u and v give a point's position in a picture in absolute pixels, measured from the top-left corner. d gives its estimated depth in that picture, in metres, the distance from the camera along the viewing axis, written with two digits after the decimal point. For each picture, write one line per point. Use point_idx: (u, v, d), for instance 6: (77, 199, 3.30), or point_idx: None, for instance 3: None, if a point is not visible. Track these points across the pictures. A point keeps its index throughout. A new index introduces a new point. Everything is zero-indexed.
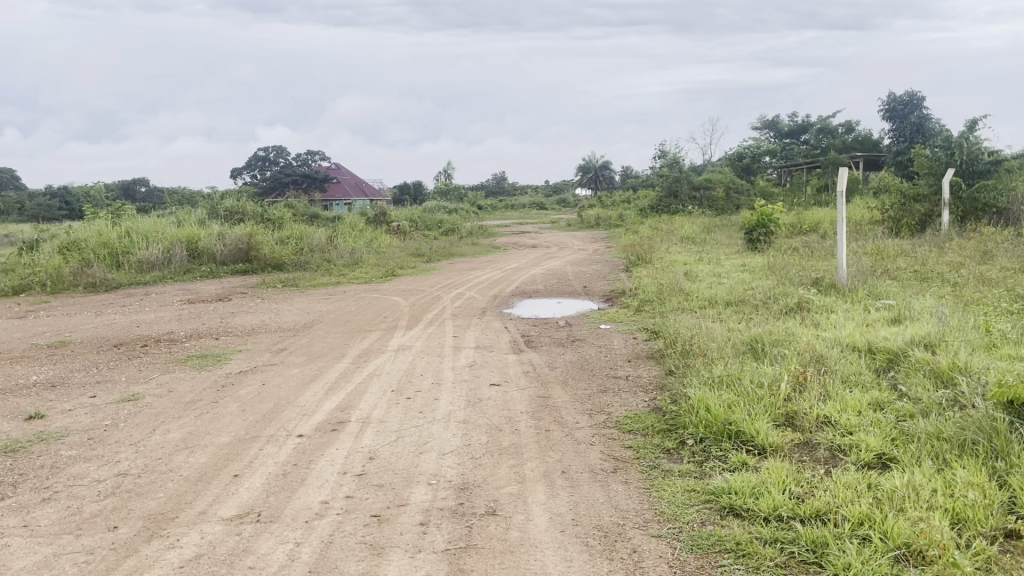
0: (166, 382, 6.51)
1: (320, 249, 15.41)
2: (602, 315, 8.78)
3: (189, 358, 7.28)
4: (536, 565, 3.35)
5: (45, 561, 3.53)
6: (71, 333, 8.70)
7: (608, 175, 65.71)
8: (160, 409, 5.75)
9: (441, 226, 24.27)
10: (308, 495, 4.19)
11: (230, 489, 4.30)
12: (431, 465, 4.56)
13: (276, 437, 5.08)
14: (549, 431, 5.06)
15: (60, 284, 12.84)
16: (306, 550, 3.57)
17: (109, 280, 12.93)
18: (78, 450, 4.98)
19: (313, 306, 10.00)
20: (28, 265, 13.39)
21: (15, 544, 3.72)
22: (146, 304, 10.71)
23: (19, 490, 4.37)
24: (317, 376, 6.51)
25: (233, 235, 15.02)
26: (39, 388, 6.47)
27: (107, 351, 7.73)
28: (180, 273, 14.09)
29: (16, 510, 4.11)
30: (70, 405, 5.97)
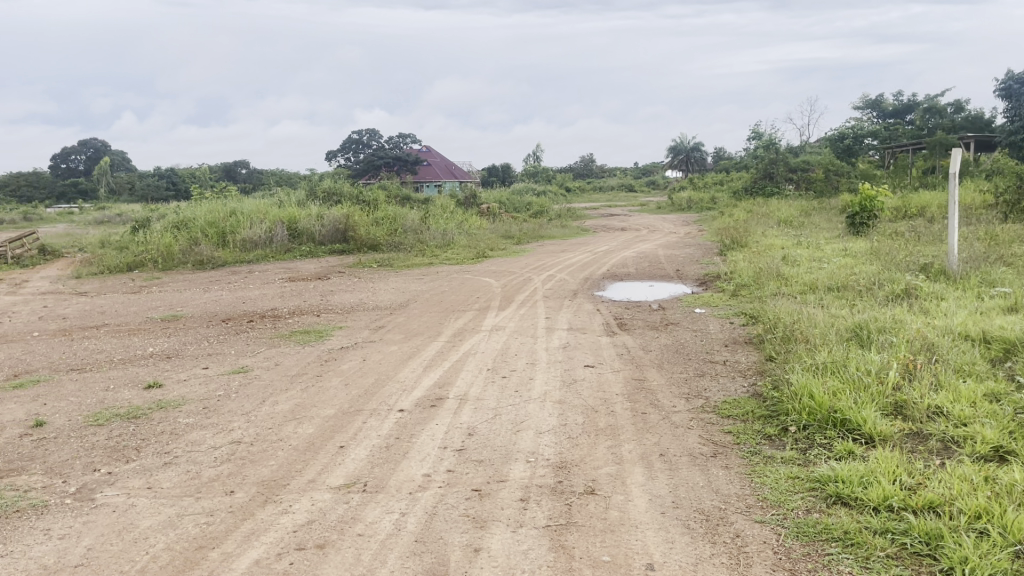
0: (272, 356, 6.77)
1: (413, 230, 15.71)
2: (697, 299, 8.65)
3: (293, 334, 7.56)
4: (638, 545, 3.37)
5: (170, 521, 3.75)
6: (183, 307, 9.15)
7: (700, 157, 63.84)
8: (268, 381, 6.02)
9: (529, 208, 24.25)
10: (411, 467, 4.32)
11: (336, 459, 4.47)
12: (528, 443, 4.62)
13: (379, 411, 5.24)
14: (646, 414, 5.05)
15: (170, 262, 13.48)
16: (411, 520, 3.69)
17: (215, 258, 13.52)
18: (195, 418, 5.25)
19: (409, 286, 10.19)
20: (142, 243, 14.12)
21: (141, 504, 3.96)
22: (251, 281, 11.14)
23: (143, 454, 4.66)
24: (416, 353, 6.66)
25: (331, 216, 15.43)
26: (156, 359, 6.84)
27: (217, 325, 8.10)
28: (282, 252, 14.61)
29: (140, 473, 4.38)
30: (184, 375, 6.29)
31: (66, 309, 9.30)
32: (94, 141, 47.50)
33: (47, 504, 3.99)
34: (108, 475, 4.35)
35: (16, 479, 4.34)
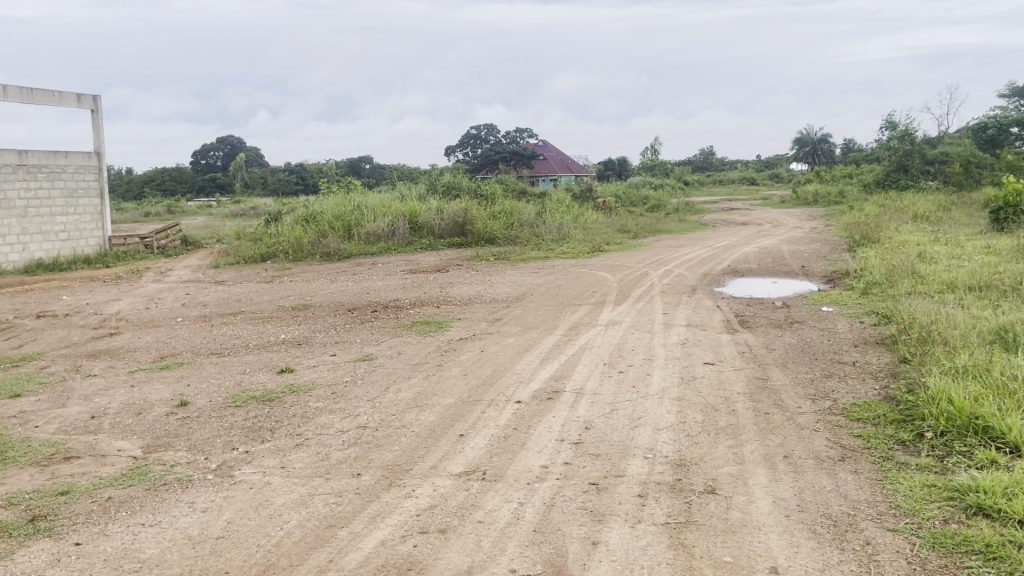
0: (395, 346, 6.99)
1: (530, 223, 15.82)
2: (823, 296, 8.33)
3: (415, 324, 7.77)
4: (761, 547, 3.29)
5: (302, 499, 3.96)
6: (311, 297, 9.57)
7: (827, 149, 61.24)
8: (391, 369, 6.23)
9: (646, 202, 23.94)
10: (529, 458, 4.37)
11: (456, 447, 4.58)
12: (645, 439, 4.59)
13: (497, 401, 5.33)
14: (770, 414, 4.91)
15: (300, 253, 14.11)
16: (530, 510, 3.73)
17: (341, 251, 14.05)
18: (324, 403, 5.49)
19: (525, 279, 10.28)
20: (274, 235, 14.84)
21: (276, 482, 4.18)
22: (374, 273, 11.52)
23: (277, 435, 4.92)
24: (532, 346, 6.72)
25: (451, 210, 15.73)
26: (288, 345, 7.20)
27: (343, 314, 8.43)
28: (403, 245, 15.02)
29: (275, 452, 4.63)
30: (314, 362, 6.59)
31: (206, 297, 9.91)
32: (231, 138, 50.23)
33: (191, 479, 4.28)
34: (245, 454, 4.62)
35: (164, 454, 4.68)
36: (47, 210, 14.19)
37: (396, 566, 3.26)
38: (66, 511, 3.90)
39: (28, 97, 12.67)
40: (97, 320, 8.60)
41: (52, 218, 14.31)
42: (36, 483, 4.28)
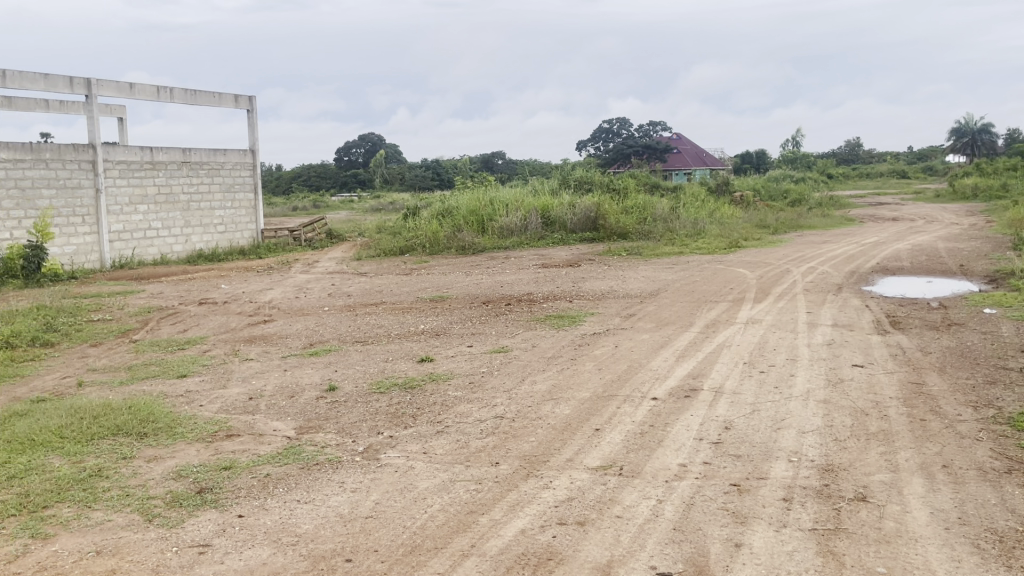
0: (530, 339, 7.07)
1: (664, 218, 15.57)
2: (985, 298, 7.77)
3: (549, 318, 7.83)
4: (918, 560, 3.12)
5: (444, 484, 4.08)
6: (448, 289, 9.81)
7: (987, 140, 56.91)
8: (526, 362, 6.30)
9: (786, 196, 23.06)
10: (667, 456, 4.32)
11: (593, 441, 4.59)
12: (790, 441, 4.43)
13: (633, 397, 5.29)
14: (925, 421, 4.63)
15: (436, 246, 14.49)
16: (669, 508, 3.69)
17: (476, 244, 14.32)
18: (462, 392, 5.63)
19: (659, 275, 10.14)
20: (411, 229, 15.31)
21: (419, 467, 4.33)
22: (507, 267, 11.68)
23: (418, 421, 5.08)
24: (668, 342, 6.63)
25: (583, 205, 15.72)
26: (427, 336, 7.42)
27: (479, 306, 8.60)
28: (536, 239, 15.13)
29: (417, 438, 4.79)
30: (452, 352, 6.76)
31: (350, 288, 10.37)
32: (371, 135, 52.15)
33: (340, 460, 4.49)
34: (389, 439, 4.80)
35: (315, 435, 4.94)
36: (207, 204, 15.22)
37: (536, 555, 3.30)
38: (229, 485, 4.18)
39: (191, 99, 13.62)
40: (252, 308, 9.17)
41: (212, 211, 15.33)
42: (203, 458, 4.62)
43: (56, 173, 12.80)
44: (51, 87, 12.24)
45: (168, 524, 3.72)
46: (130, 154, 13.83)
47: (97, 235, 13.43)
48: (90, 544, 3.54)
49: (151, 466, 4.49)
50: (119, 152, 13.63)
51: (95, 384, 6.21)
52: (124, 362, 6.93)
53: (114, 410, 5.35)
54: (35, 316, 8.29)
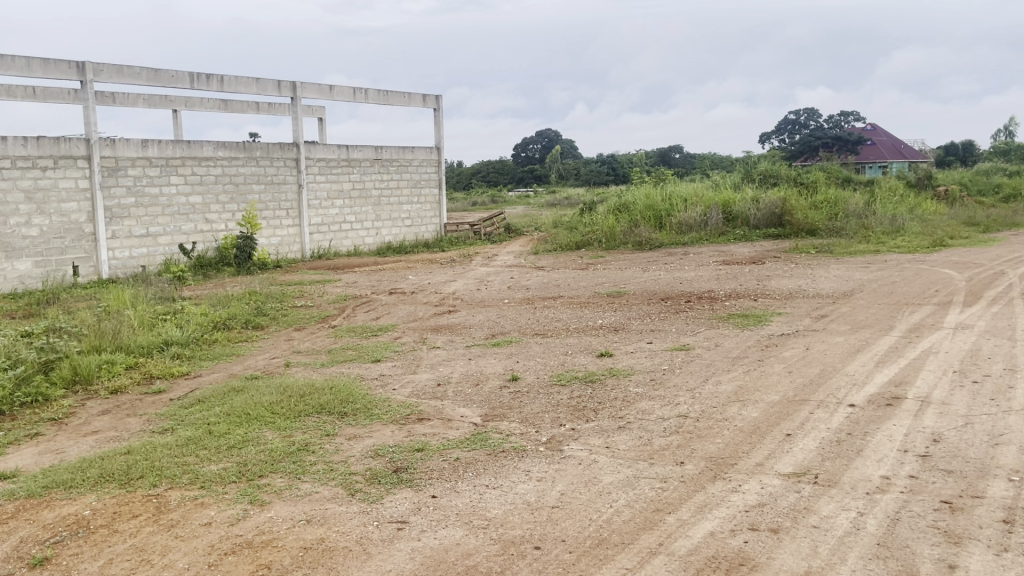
0: (713, 337, 6.89)
1: (856, 213, 14.64)
2: None
3: (733, 317, 7.59)
4: None
5: (629, 480, 4.06)
6: (626, 285, 9.75)
7: None
8: (710, 361, 6.15)
9: (1000, 191, 20.97)
10: (867, 467, 4.06)
11: (784, 446, 4.40)
12: (1010, 459, 4.04)
13: (827, 403, 5.02)
14: None
15: (613, 241, 14.44)
16: (871, 522, 3.48)
17: (653, 240, 14.13)
18: (644, 389, 5.58)
19: (853, 274, 9.56)
20: (589, 224, 15.35)
21: (603, 461, 4.33)
22: (687, 263, 11.43)
23: (600, 416, 5.09)
24: (865, 346, 6.24)
25: (768, 200, 15.09)
26: (606, 331, 7.41)
27: (658, 303, 8.49)
28: (717, 235, 14.70)
29: (599, 432, 4.80)
30: (632, 348, 6.72)
31: (529, 281, 10.55)
32: (548, 131, 52.80)
33: (525, 449, 4.59)
34: (572, 431, 4.85)
35: (500, 423, 5.07)
36: (395, 199, 16.03)
37: (727, 559, 3.21)
38: (423, 466, 4.38)
39: (384, 99, 14.37)
40: (437, 298, 9.55)
41: (400, 206, 16.13)
42: (397, 439, 4.87)
43: (265, 171, 13.93)
44: (261, 90, 13.32)
45: (369, 499, 3.95)
46: (329, 152, 14.79)
47: (298, 228, 14.51)
48: (301, 513, 3.82)
49: (351, 444, 4.79)
50: (319, 150, 14.62)
51: (300, 365, 6.72)
52: (324, 345, 7.44)
53: (318, 390, 5.76)
54: (248, 301, 9.08)
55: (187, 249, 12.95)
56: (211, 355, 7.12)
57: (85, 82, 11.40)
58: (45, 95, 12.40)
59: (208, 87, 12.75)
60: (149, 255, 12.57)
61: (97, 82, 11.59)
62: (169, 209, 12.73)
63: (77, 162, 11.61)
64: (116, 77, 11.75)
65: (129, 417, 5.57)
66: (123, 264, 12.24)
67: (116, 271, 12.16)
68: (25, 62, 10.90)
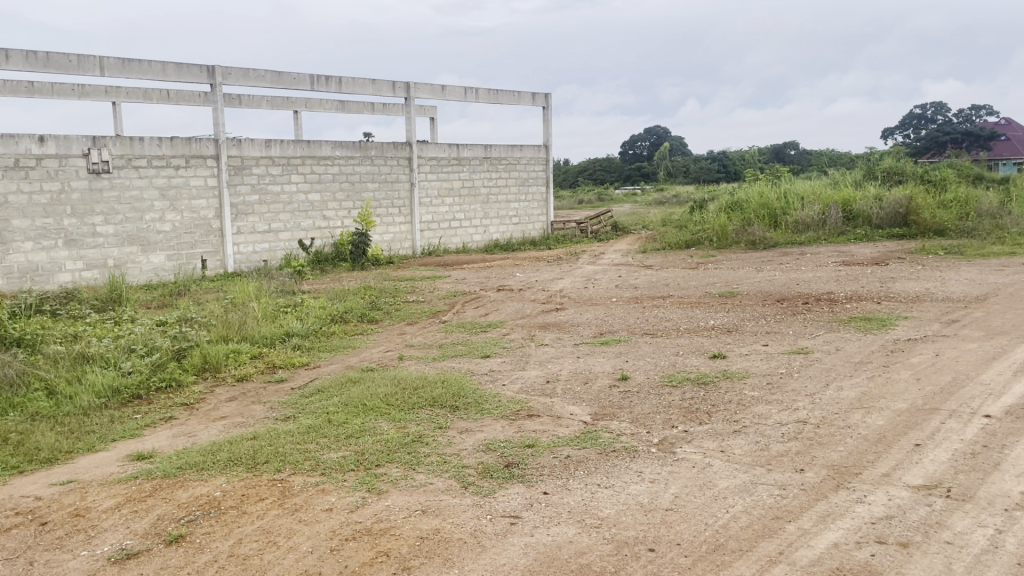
0: (833, 341, 6.63)
1: (990, 212, 13.75)
2: None
3: (855, 320, 7.27)
4: None
5: (745, 486, 3.95)
6: (739, 285, 9.50)
7: None
8: (830, 365, 5.91)
9: None
10: (1005, 482, 3.81)
11: (912, 457, 4.18)
12: None
13: (960, 413, 4.74)
14: None
15: (724, 240, 14.10)
16: (1011, 541, 3.26)
17: (767, 239, 13.71)
18: (760, 392, 5.42)
19: (987, 278, 8.99)
20: (699, 222, 15.05)
21: (718, 465, 4.24)
22: (804, 264, 11.03)
23: (714, 419, 4.98)
24: (1002, 354, 5.86)
25: (891, 198, 14.38)
26: (719, 332, 7.24)
27: (773, 304, 8.24)
28: (835, 234, 14.12)
29: (713, 435, 4.69)
30: (746, 350, 6.54)
31: (637, 280, 10.43)
32: (657, 128, 52.05)
33: (637, 450, 4.54)
34: (685, 433, 4.76)
35: (610, 423, 5.03)
36: (504, 197, 16.18)
37: (852, 572, 3.08)
38: (534, 462, 4.40)
39: (494, 98, 14.51)
40: (545, 295, 9.58)
41: (508, 204, 16.27)
42: (508, 434, 4.91)
43: (379, 169, 14.31)
44: (377, 91, 13.70)
45: (481, 493, 4.01)
46: (440, 151, 15.07)
47: (410, 225, 14.86)
48: (417, 503, 3.91)
49: (463, 437, 4.87)
50: (431, 149, 14.92)
51: (412, 358, 6.87)
52: (435, 340, 7.58)
53: (430, 383, 5.88)
54: (363, 295, 9.36)
55: (306, 245, 13.46)
56: (328, 347, 7.38)
57: (214, 85, 12.01)
58: (178, 97, 13.14)
59: (326, 88, 13.21)
60: (272, 250, 13.15)
61: (226, 84, 12.20)
62: (289, 206, 13.26)
63: (206, 161, 12.25)
64: (242, 80, 12.33)
65: (254, 404, 5.84)
66: (247, 258, 12.85)
67: (241, 265, 12.78)
68: (161, 67, 11.58)
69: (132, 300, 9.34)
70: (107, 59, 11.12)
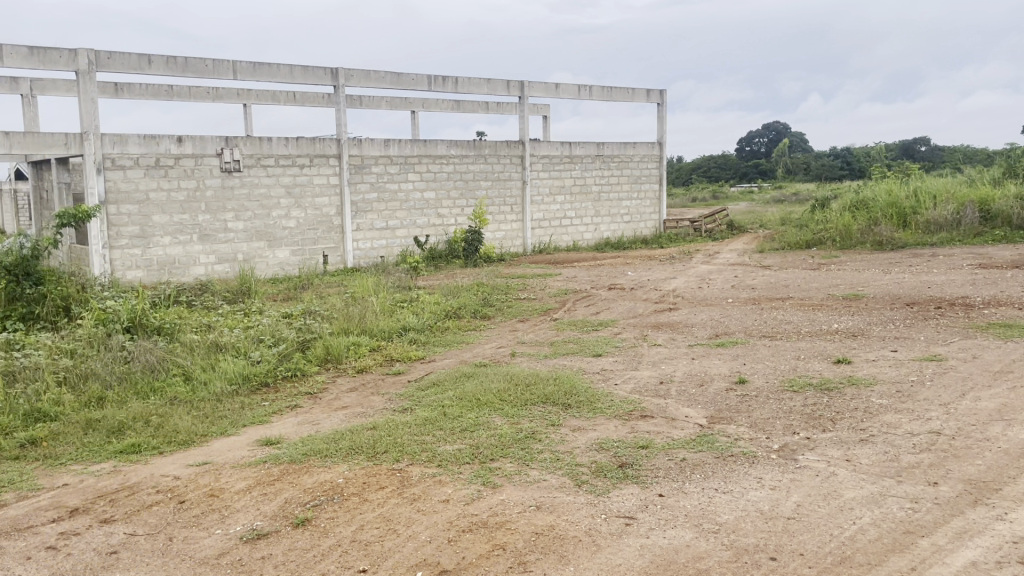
0: (969, 348, 6.25)
1: None
2: None
3: (994, 326, 6.83)
4: None
5: (873, 497, 3.78)
6: (864, 287, 9.09)
7: None
8: (966, 374, 5.58)
9: None
10: None
11: None
12: None
13: None
14: None
15: (848, 241, 13.52)
16: None
17: (895, 240, 13.04)
18: (888, 400, 5.17)
19: None
20: (821, 221, 14.48)
21: (843, 474, 4.07)
22: (936, 266, 10.43)
23: (838, 426, 4.79)
24: None
25: None
26: (843, 336, 6.95)
27: (902, 308, 7.84)
28: (971, 235, 13.29)
29: (838, 443, 4.51)
30: (873, 356, 6.25)
31: (755, 280, 10.14)
32: (776, 124, 50.45)
33: (756, 455, 4.41)
34: (807, 440, 4.60)
35: (728, 426, 4.92)
36: (616, 195, 16.06)
37: None
38: (648, 463, 4.35)
39: (608, 95, 14.42)
40: (658, 295, 9.45)
41: (619, 202, 16.14)
42: (621, 434, 4.88)
43: (492, 167, 14.48)
44: (492, 90, 13.86)
45: (596, 492, 3.99)
46: (553, 149, 15.12)
47: (521, 222, 14.97)
48: (531, 499, 3.94)
49: (576, 435, 4.87)
50: (543, 147, 14.98)
51: (525, 355, 6.92)
52: (547, 337, 7.62)
53: (543, 380, 5.91)
54: (476, 292, 9.51)
55: (421, 242, 13.78)
56: (443, 342, 7.54)
57: (337, 87, 12.46)
58: (303, 99, 13.70)
59: (443, 88, 13.47)
60: (389, 247, 13.54)
61: (348, 86, 12.64)
62: (406, 204, 13.61)
63: (329, 160, 12.72)
64: (364, 82, 12.74)
65: (373, 395, 6.03)
66: (366, 254, 13.28)
67: (360, 261, 13.22)
68: (289, 70, 12.11)
69: (260, 292, 9.82)
70: (240, 64, 11.72)
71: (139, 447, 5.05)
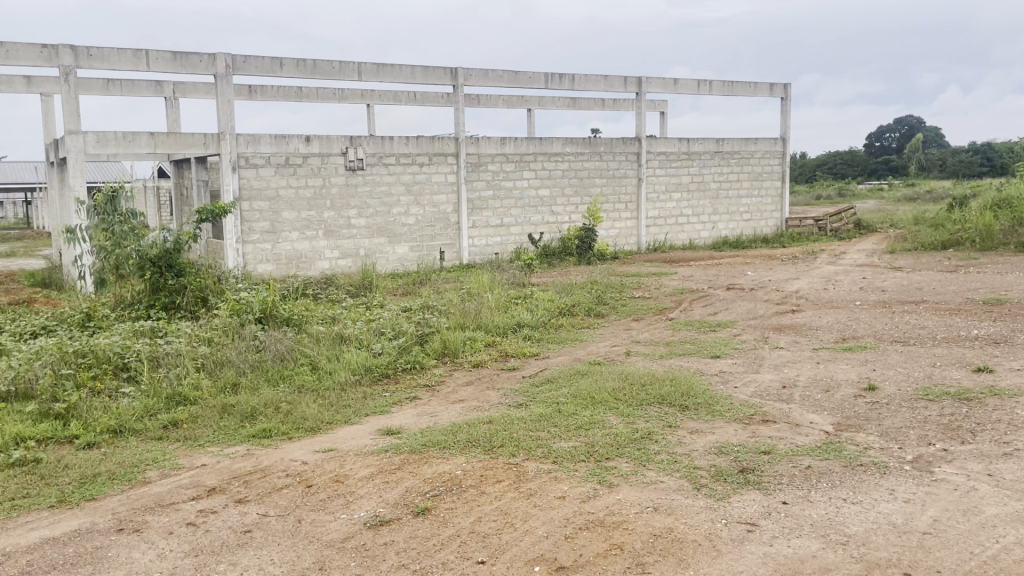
0: None
1: None
2: None
3: None
4: None
5: (1018, 515, 3.53)
6: (1008, 291, 8.49)
7: None
8: None
9: None
10: None
11: None
12: None
13: None
14: None
15: (989, 241, 12.66)
16: None
17: None
18: None
19: None
20: (958, 221, 13.62)
21: (984, 490, 3.82)
22: None
23: (979, 438, 4.50)
24: None
25: None
26: (984, 343, 6.52)
27: None
28: None
29: (979, 457, 4.24)
30: (1019, 365, 5.83)
31: (885, 282, 9.65)
32: (910, 118, 47.81)
33: (887, 466, 4.21)
34: (944, 452, 4.34)
35: (856, 434, 4.71)
36: (734, 192, 15.65)
37: None
38: (771, 469, 4.22)
39: (729, 90, 14.06)
40: (780, 296, 9.15)
41: (738, 200, 15.72)
42: (741, 438, 4.75)
43: (608, 165, 14.39)
44: (609, 87, 13.77)
45: (716, 496, 3.91)
46: (670, 146, 14.87)
47: (636, 220, 14.83)
48: (649, 500, 3.89)
49: (694, 438, 4.77)
50: (660, 144, 14.76)
51: (640, 355, 6.85)
52: (663, 337, 7.51)
53: (659, 380, 5.83)
54: (590, 290, 9.48)
55: (535, 239, 13.87)
56: (558, 339, 7.56)
57: (456, 86, 12.68)
58: (423, 99, 14.02)
59: (560, 86, 13.50)
60: (503, 244, 13.71)
61: (467, 85, 12.85)
62: (521, 201, 13.72)
63: (447, 158, 12.98)
64: (482, 81, 12.92)
65: (489, 389, 6.12)
66: (481, 251, 13.50)
67: (475, 257, 13.45)
68: (410, 70, 12.42)
69: (381, 287, 10.14)
70: (365, 65, 12.12)
71: (270, 432, 5.31)
